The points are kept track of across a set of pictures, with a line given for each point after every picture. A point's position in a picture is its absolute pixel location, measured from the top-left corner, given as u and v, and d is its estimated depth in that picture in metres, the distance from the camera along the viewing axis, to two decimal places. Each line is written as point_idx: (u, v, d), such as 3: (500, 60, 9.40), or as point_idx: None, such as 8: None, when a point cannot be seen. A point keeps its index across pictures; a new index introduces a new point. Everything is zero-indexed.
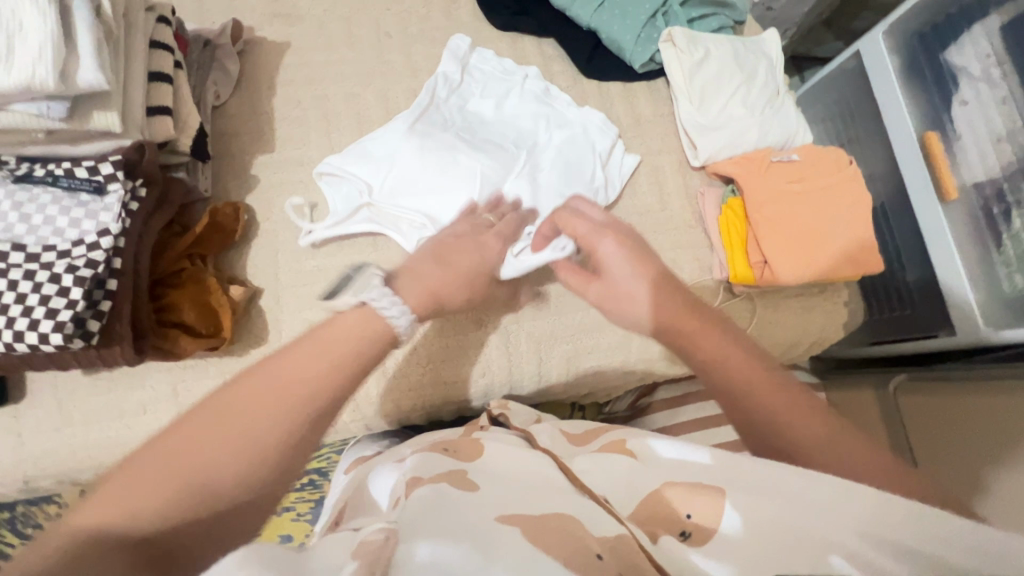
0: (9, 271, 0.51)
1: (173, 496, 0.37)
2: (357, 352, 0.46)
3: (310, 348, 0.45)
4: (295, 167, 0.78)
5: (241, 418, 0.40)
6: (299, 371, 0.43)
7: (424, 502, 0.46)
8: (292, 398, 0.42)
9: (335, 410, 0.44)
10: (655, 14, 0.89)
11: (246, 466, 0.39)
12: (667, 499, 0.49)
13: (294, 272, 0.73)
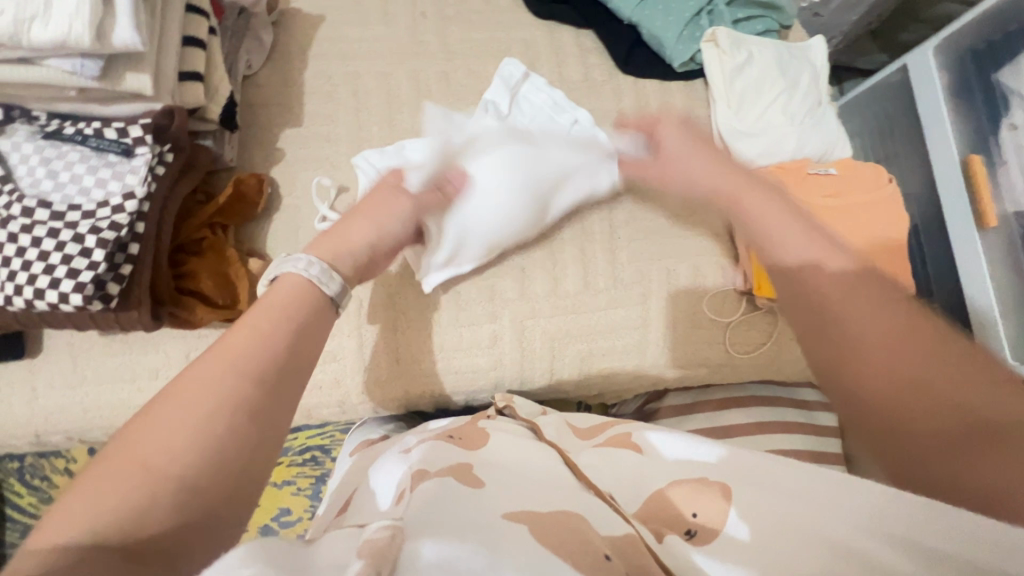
0: (33, 227, 0.51)
1: (136, 492, 0.34)
2: (287, 326, 0.47)
3: (229, 343, 0.43)
4: (321, 144, 0.77)
5: (181, 407, 0.38)
6: (219, 362, 0.42)
7: (430, 497, 0.46)
8: (232, 372, 0.41)
9: (277, 384, 0.43)
10: (700, 12, 0.87)
11: (191, 466, 0.36)
12: (674, 501, 0.49)
13: None
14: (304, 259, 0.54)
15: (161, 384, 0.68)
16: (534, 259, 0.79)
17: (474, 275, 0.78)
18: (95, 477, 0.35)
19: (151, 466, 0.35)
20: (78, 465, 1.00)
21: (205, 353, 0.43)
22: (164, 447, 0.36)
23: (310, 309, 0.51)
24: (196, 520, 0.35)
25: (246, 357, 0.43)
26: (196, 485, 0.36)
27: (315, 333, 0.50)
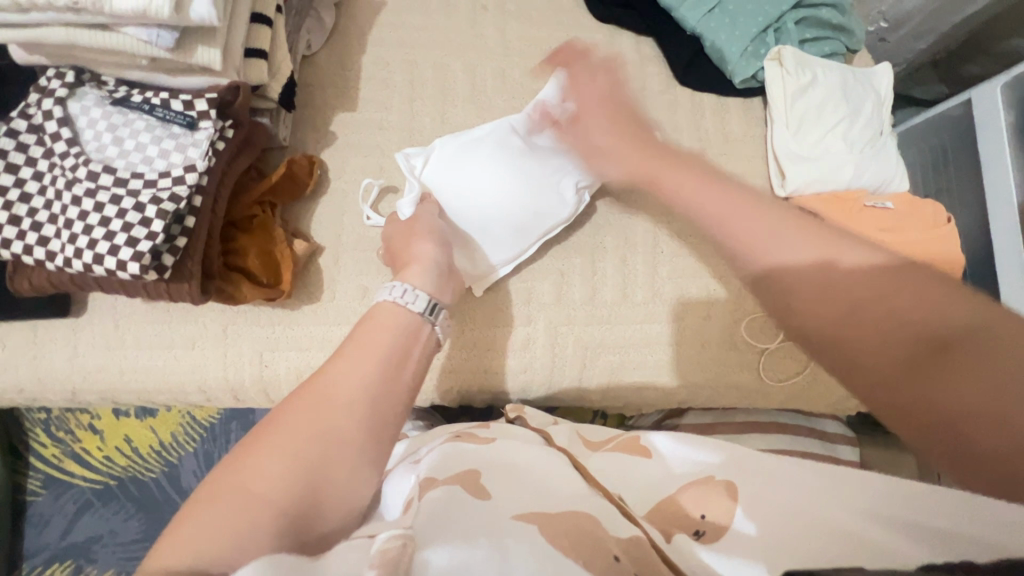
0: (97, 192, 0.52)
1: (240, 514, 0.38)
2: (391, 357, 0.51)
3: (336, 373, 0.47)
4: (374, 130, 0.77)
5: (285, 441, 0.42)
6: (324, 394, 0.46)
7: (437, 506, 0.44)
8: (333, 411, 0.45)
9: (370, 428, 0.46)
10: (767, 29, 0.84)
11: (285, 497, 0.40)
12: (684, 504, 0.48)
13: (356, 236, 0.72)
14: (398, 287, 0.57)
15: (196, 354, 0.69)
16: (573, 266, 0.78)
17: (511, 275, 0.77)
18: (207, 500, 0.39)
19: (257, 495, 0.39)
20: (103, 422, 1.04)
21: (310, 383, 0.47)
22: (271, 478, 0.40)
23: (417, 340, 0.54)
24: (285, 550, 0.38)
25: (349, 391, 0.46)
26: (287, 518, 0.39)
27: (410, 363, 0.52)
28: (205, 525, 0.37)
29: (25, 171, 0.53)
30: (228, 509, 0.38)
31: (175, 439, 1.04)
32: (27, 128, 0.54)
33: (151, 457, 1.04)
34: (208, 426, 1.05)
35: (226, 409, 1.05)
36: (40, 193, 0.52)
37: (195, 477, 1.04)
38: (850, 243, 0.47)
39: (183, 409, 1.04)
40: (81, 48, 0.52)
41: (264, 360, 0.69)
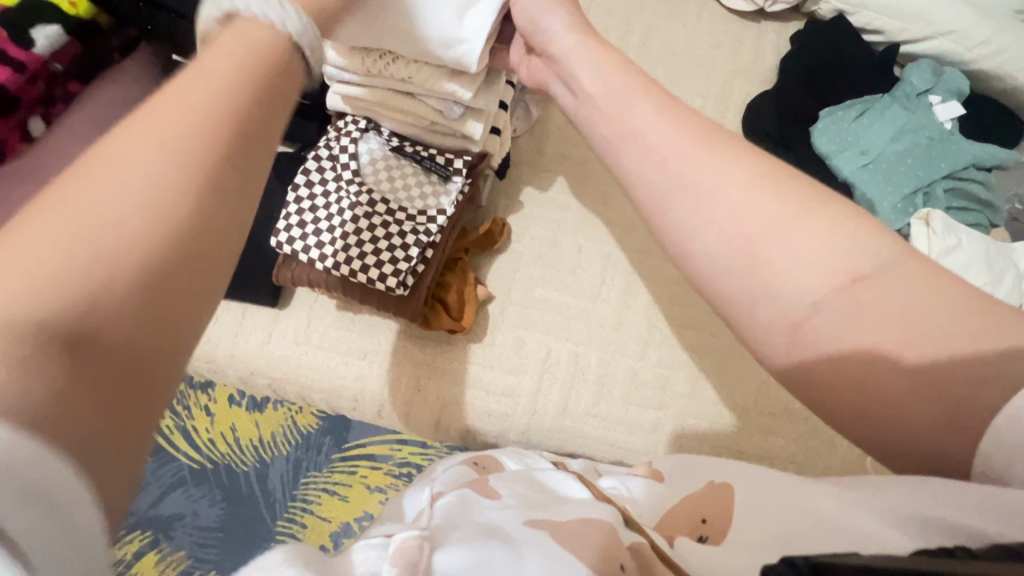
0: (371, 216, 0.68)
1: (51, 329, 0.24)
2: (212, 101, 0.30)
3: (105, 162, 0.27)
4: (555, 206, 0.87)
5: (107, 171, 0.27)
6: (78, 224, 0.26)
7: (446, 510, 0.42)
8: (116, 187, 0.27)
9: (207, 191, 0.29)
10: (917, 190, 0.93)
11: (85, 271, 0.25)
12: (687, 512, 0.46)
13: (523, 294, 0.83)
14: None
15: (362, 365, 0.80)
16: (711, 364, 0.83)
17: (651, 358, 0.82)
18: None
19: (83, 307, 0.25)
20: (215, 405, 0.92)
21: (126, 177, 0.27)
22: (106, 203, 0.26)
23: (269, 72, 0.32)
24: (130, 371, 0.26)
25: (195, 109, 0.29)
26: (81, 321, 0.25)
27: (277, 77, 0.33)
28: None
29: (316, 187, 0.69)
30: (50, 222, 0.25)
31: (273, 439, 0.91)
32: (325, 156, 0.70)
33: (248, 451, 0.91)
34: (304, 435, 0.92)
35: (326, 418, 0.92)
36: (324, 207, 0.69)
37: (280, 484, 0.90)
38: (815, 232, 0.42)
39: (291, 407, 0.92)
40: (383, 103, 0.67)
41: (418, 384, 0.80)
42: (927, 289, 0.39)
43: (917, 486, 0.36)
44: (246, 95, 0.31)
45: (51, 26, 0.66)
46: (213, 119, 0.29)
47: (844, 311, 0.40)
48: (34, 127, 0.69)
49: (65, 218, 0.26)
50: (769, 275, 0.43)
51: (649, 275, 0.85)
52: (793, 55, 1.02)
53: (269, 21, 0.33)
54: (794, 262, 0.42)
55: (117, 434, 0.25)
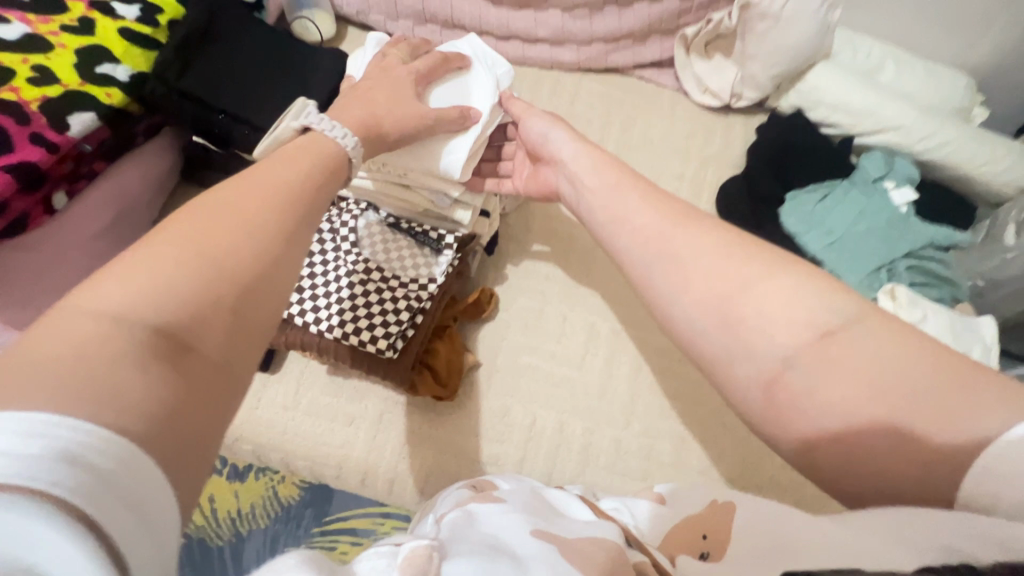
0: (367, 282, 0.74)
1: (195, 289, 0.37)
2: (300, 174, 0.49)
3: (230, 196, 0.43)
4: (541, 277, 0.92)
5: (229, 204, 0.43)
6: (216, 230, 0.40)
7: (454, 522, 0.45)
8: (241, 211, 0.42)
9: (291, 220, 0.45)
10: (881, 267, 0.99)
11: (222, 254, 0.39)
12: (687, 533, 0.50)
13: (509, 361, 0.85)
14: (334, 127, 0.57)
15: (349, 432, 0.81)
16: (695, 433, 0.84)
17: (635, 428, 0.83)
18: (161, 264, 0.37)
19: (215, 276, 0.38)
20: None
21: (242, 208, 0.43)
22: (219, 242, 0.40)
23: (327, 165, 0.53)
24: (237, 333, 0.39)
25: (284, 196, 0.46)
26: (214, 290, 0.38)
27: (336, 173, 0.53)
28: (139, 267, 0.36)
29: (324, 253, 0.75)
30: (187, 263, 0.38)
31: (251, 511, 0.89)
32: (326, 228, 0.76)
33: (224, 525, 0.89)
34: (285, 508, 0.90)
35: (310, 491, 0.90)
36: (324, 274, 0.74)
37: (255, 560, 0.87)
38: (787, 293, 0.46)
39: (273, 480, 0.91)
40: (386, 192, 0.75)
41: (404, 451, 0.80)
42: (898, 345, 0.41)
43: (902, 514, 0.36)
44: (311, 185, 0.49)
45: (88, 113, 0.74)
46: (285, 197, 0.46)
47: (813, 364, 0.43)
48: (57, 200, 0.75)
49: (201, 257, 0.38)
50: (742, 332, 0.47)
51: (632, 344, 0.88)
52: (759, 144, 1.12)
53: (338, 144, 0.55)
54: (769, 327, 0.46)
55: (207, 428, 0.35)
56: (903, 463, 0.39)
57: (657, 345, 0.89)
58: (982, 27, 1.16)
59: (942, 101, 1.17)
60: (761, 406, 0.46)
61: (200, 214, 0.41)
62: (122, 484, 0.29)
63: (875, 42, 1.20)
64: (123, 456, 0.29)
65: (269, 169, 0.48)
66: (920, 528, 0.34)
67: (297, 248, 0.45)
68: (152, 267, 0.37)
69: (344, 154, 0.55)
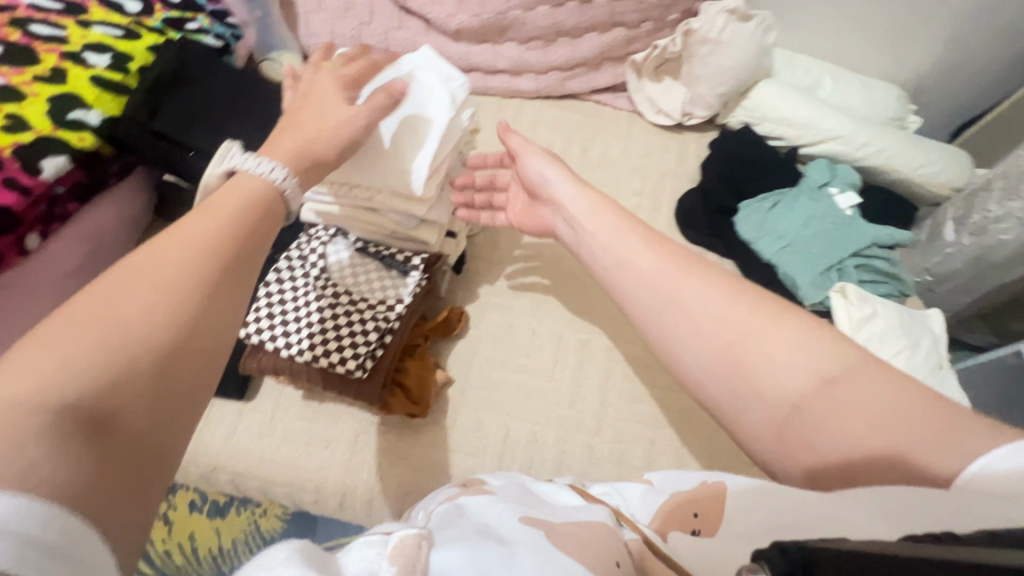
0: (335, 306, 0.76)
1: (110, 361, 0.38)
2: (227, 218, 0.48)
3: (149, 258, 0.43)
4: (510, 294, 0.95)
5: (147, 266, 0.42)
6: (133, 297, 0.41)
7: (442, 514, 0.49)
8: (156, 273, 0.42)
9: (214, 272, 0.44)
10: (832, 267, 1.05)
11: (140, 320, 0.40)
12: (680, 509, 0.57)
13: (482, 377, 0.88)
14: (262, 162, 0.54)
15: (326, 455, 0.82)
16: (664, 436, 0.86)
17: (607, 434, 0.86)
18: (76, 340, 0.38)
19: (131, 344, 0.39)
20: (176, 514, 0.90)
21: (161, 267, 0.43)
22: (134, 309, 0.40)
23: (258, 201, 0.51)
24: (167, 395, 0.40)
25: (200, 245, 0.45)
26: (131, 358, 0.38)
27: (271, 210, 0.52)
28: (52, 345, 0.37)
29: (294, 280, 0.78)
30: (92, 341, 0.38)
31: (233, 547, 0.89)
32: (297, 256, 0.79)
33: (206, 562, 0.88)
34: (267, 540, 0.89)
35: (292, 521, 0.90)
36: (293, 300, 0.77)
37: None
38: (792, 341, 0.52)
39: (253, 514, 0.90)
40: (353, 218, 0.78)
41: (381, 471, 0.81)
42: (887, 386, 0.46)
43: (885, 491, 0.40)
44: (239, 227, 0.48)
45: (60, 156, 0.78)
46: (205, 247, 0.45)
47: (818, 411, 0.48)
48: (30, 242, 0.77)
49: (107, 334, 0.38)
50: (754, 378, 0.52)
51: (600, 353, 0.92)
52: (711, 159, 1.18)
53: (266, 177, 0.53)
54: (780, 370, 0.51)
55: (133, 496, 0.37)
56: (877, 465, 0.44)
57: (624, 353, 0.92)
58: (909, 43, 1.25)
59: (877, 111, 1.25)
60: (761, 429, 0.52)
61: (110, 284, 0.41)
62: (44, 568, 0.30)
63: (813, 60, 1.28)
64: (42, 534, 0.31)
65: (196, 217, 0.47)
66: (908, 504, 0.38)
67: (225, 297, 0.45)
68: (66, 342, 0.37)
69: (275, 189, 0.53)
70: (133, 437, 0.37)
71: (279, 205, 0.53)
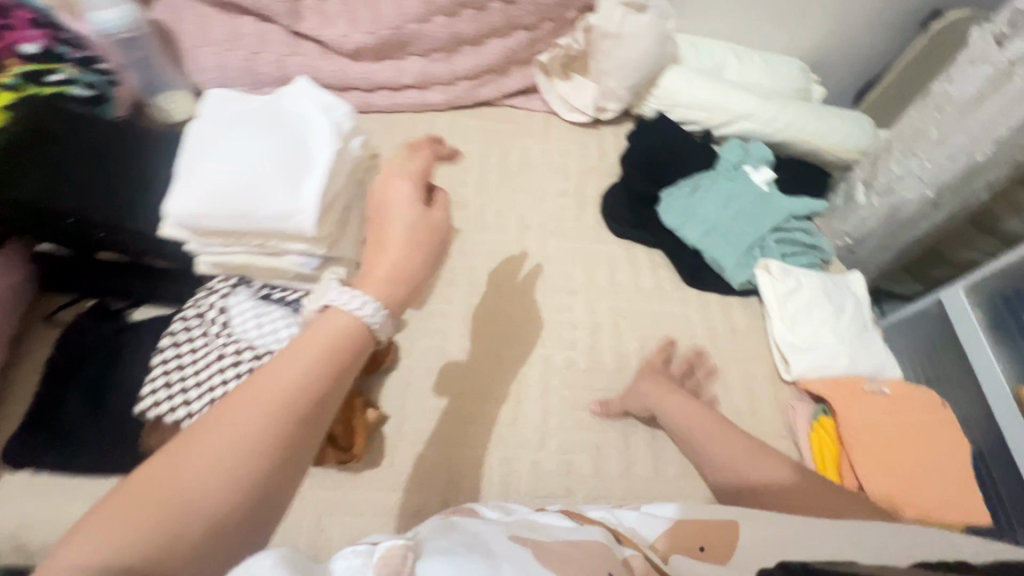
0: (241, 364, 0.68)
1: (167, 534, 0.37)
2: (313, 364, 0.44)
3: (233, 408, 0.41)
4: (438, 319, 0.93)
5: (229, 421, 0.40)
6: (207, 459, 0.39)
7: (430, 530, 0.49)
8: (237, 431, 0.40)
9: (290, 436, 0.42)
10: (754, 245, 1.07)
11: (210, 487, 0.38)
12: (689, 534, 0.61)
13: (418, 408, 0.85)
14: (345, 294, 0.48)
15: None
16: (608, 440, 0.86)
17: (552, 447, 0.85)
18: (146, 506, 0.37)
19: (193, 513, 0.38)
20: None
21: (241, 423, 0.40)
22: (208, 475, 0.39)
23: (349, 346, 0.47)
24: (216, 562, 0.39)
25: (275, 408, 0.41)
26: (186, 530, 0.37)
27: (356, 355, 0.47)
28: (126, 511, 0.36)
29: (192, 340, 0.70)
30: (154, 515, 0.37)
31: None
32: (192, 314, 0.72)
33: None
34: None
35: None
36: (192, 363, 0.68)
37: None
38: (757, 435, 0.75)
39: None
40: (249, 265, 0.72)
41: (319, 525, 0.76)
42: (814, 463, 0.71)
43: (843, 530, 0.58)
44: (322, 375, 0.44)
45: None
46: (284, 403, 0.42)
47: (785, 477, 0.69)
48: None
49: (168, 510, 0.37)
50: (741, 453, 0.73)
51: (537, 366, 0.92)
52: (629, 152, 1.18)
53: (355, 316, 0.47)
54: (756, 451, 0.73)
55: None
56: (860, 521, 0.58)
57: (561, 363, 0.92)
58: (800, 21, 1.31)
59: (781, 86, 1.29)
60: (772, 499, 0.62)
61: (187, 443, 0.40)
62: None
63: (715, 43, 1.31)
64: None
65: (286, 359, 0.44)
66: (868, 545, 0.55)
67: (293, 457, 0.42)
68: (143, 505, 0.37)
69: (363, 331, 0.48)
70: None
71: (367, 344, 0.48)
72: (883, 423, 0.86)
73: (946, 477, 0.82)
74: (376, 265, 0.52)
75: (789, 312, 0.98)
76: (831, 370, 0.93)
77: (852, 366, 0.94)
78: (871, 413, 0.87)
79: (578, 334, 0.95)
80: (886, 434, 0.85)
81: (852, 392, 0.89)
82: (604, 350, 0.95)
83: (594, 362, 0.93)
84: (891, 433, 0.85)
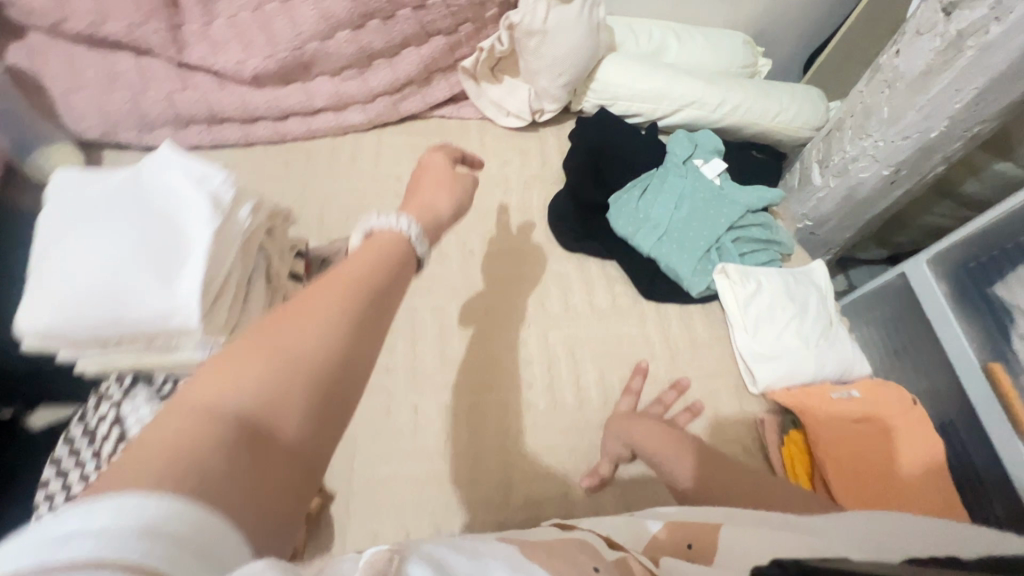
0: None
1: (266, 391, 0.32)
2: (383, 260, 0.43)
3: (320, 282, 0.39)
4: (382, 375, 0.86)
5: (316, 293, 0.38)
6: (300, 323, 0.36)
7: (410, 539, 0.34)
8: (325, 297, 0.38)
9: (376, 314, 0.39)
10: (711, 248, 1.01)
11: (307, 350, 0.35)
12: (673, 538, 0.54)
13: (367, 479, 0.78)
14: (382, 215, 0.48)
15: None
16: (575, 486, 0.81)
17: (516, 502, 0.79)
18: (245, 365, 0.33)
19: (292, 373, 0.34)
20: None
21: (329, 294, 0.38)
22: (302, 343, 0.35)
23: (404, 257, 0.46)
24: (317, 441, 0.34)
25: (361, 281, 0.40)
26: (283, 399, 0.33)
27: (409, 268, 0.46)
28: (222, 374, 0.33)
29: (84, 464, 0.61)
30: (264, 366, 0.33)
31: None
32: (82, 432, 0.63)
33: None
34: None
35: None
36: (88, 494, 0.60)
37: None
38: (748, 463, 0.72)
39: None
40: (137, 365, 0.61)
41: None
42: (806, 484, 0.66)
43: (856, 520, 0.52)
44: (391, 269, 0.43)
45: None
46: (368, 286, 0.40)
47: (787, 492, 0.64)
48: None
49: (277, 365, 0.33)
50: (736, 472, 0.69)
51: (493, 412, 0.85)
52: (573, 153, 1.09)
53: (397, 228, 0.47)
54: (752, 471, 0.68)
55: None
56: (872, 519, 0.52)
57: (518, 405, 0.86)
58: None
59: (726, 64, 1.21)
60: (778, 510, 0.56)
61: (284, 308, 0.37)
62: None
63: (652, 23, 1.21)
64: None
65: (358, 256, 0.43)
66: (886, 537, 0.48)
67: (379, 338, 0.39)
68: (242, 367, 0.33)
69: (407, 246, 0.47)
70: (278, 490, 0.31)
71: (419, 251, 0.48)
72: (852, 431, 0.83)
73: (922, 484, 0.79)
74: (402, 208, 0.55)
75: (750, 320, 0.93)
76: (796, 379, 0.90)
77: (817, 371, 0.90)
78: (839, 420, 0.84)
79: (535, 370, 0.89)
80: (858, 442, 0.82)
81: (818, 400, 0.87)
82: (563, 384, 0.89)
83: (554, 400, 0.87)
84: (861, 441, 0.82)
